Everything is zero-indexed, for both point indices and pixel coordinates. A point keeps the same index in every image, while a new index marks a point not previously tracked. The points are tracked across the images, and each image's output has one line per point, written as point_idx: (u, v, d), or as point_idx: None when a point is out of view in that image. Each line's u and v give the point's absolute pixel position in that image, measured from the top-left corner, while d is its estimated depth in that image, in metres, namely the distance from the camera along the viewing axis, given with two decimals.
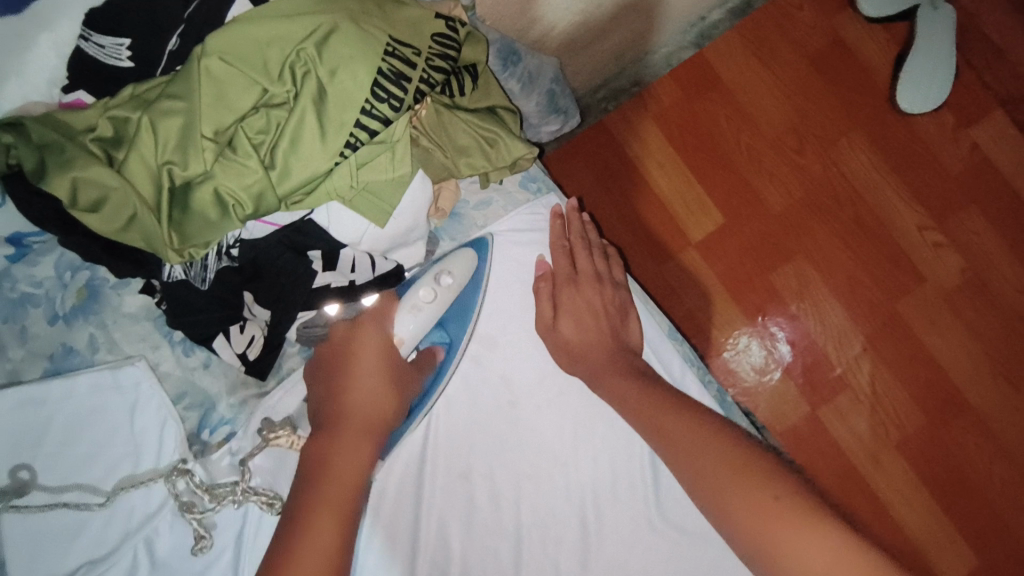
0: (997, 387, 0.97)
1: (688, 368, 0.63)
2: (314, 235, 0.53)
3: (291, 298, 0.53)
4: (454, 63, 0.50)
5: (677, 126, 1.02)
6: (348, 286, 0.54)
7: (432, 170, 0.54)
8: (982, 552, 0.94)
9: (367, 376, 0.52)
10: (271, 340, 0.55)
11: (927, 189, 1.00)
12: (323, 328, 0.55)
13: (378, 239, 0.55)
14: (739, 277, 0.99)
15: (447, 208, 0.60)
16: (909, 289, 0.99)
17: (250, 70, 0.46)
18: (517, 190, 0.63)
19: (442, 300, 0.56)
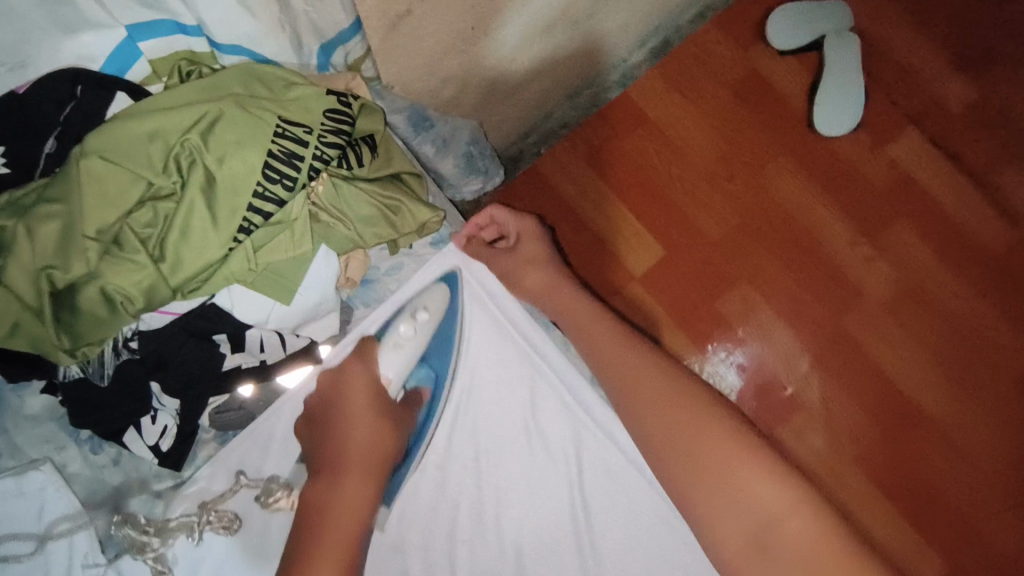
0: (949, 393, 0.98)
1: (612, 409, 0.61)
2: (218, 318, 0.54)
3: (202, 383, 0.54)
4: (348, 136, 0.53)
5: (609, 165, 1.06)
6: (261, 366, 0.56)
7: (337, 243, 0.55)
8: (951, 559, 0.94)
9: (352, 429, 0.54)
10: (185, 429, 0.55)
11: (854, 205, 1.04)
12: (239, 411, 0.57)
13: (287, 317, 0.56)
14: (683, 305, 1.01)
15: (357, 277, 0.59)
16: (849, 304, 1.00)
17: (131, 165, 0.48)
18: (428, 251, 0.62)
19: (422, 333, 0.57)
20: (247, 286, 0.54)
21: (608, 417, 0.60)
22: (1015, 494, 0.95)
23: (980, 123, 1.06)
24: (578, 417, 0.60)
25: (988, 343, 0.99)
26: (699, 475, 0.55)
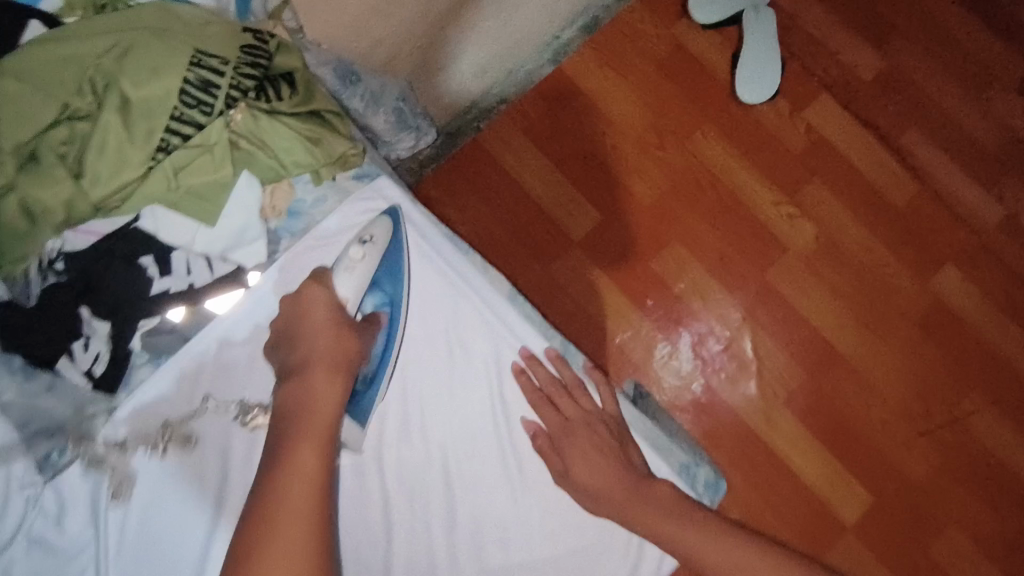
0: (864, 338, 1.07)
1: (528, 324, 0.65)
2: (144, 242, 0.56)
3: (130, 306, 0.56)
4: (265, 70, 0.56)
5: (546, 137, 1.10)
6: (188, 290, 0.57)
7: (260, 171, 0.59)
8: (872, 489, 1.02)
9: (312, 340, 0.54)
10: (117, 353, 0.57)
11: (776, 168, 1.11)
12: (170, 334, 0.58)
13: (212, 242, 0.59)
14: (621, 267, 1.06)
15: (283, 206, 0.61)
16: (773, 259, 1.08)
17: (47, 86, 0.52)
18: (351, 184, 0.63)
19: (372, 257, 0.58)
20: (170, 207, 0.57)
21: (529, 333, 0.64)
22: (924, 426, 1.04)
23: (885, 91, 1.15)
24: (500, 339, 0.64)
25: (896, 290, 1.08)
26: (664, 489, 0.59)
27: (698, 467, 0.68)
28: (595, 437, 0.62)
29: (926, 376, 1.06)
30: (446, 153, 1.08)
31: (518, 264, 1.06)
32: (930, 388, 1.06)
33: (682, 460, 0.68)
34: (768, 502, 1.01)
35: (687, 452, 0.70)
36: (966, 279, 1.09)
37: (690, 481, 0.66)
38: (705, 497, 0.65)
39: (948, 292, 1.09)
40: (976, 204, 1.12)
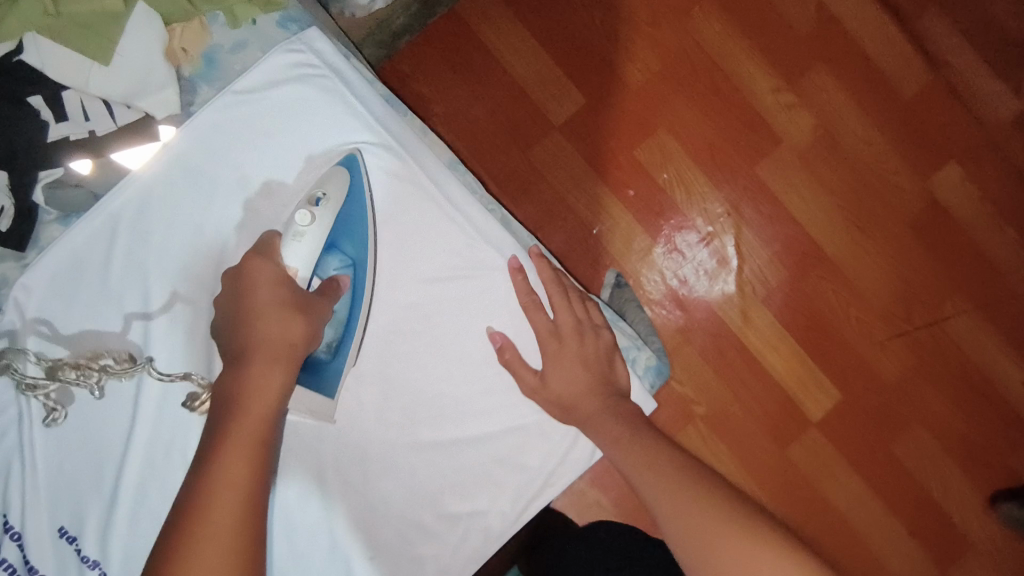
0: (852, 237, 1.03)
1: (469, 194, 0.71)
2: (36, 84, 0.60)
3: (29, 153, 0.61)
4: None
5: (530, 10, 1.01)
6: (89, 137, 0.62)
7: (158, 7, 0.63)
8: (841, 387, 1.03)
9: (258, 314, 0.56)
10: (20, 205, 0.63)
11: (777, 50, 1.02)
12: (73, 185, 0.64)
13: (110, 82, 0.62)
14: (603, 156, 1.01)
15: (197, 52, 0.65)
16: (764, 151, 1.02)
17: None
18: (275, 30, 0.67)
19: (324, 216, 0.63)
20: (59, 42, 0.60)
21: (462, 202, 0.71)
22: (903, 327, 1.03)
23: None
24: (449, 218, 0.70)
25: (891, 188, 1.04)
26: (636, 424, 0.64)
27: (641, 350, 0.76)
28: (581, 347, 0.70)
29: (912, 278, 1.03)
30: (420, 25, 0.99)
31: (496, 150, 1.00)
32: (915, 290, 1.03)
33: (624, 344, 0.75)
34: (736, 396, 1.02)
35: (630, 335, 0.76)
36: (968, 178, 1.04)
37: (632, 366, 0.74)
38: (644, 380, 0.75)
39: (947, 191, 1.04)
40: (990, 95, 1.04)
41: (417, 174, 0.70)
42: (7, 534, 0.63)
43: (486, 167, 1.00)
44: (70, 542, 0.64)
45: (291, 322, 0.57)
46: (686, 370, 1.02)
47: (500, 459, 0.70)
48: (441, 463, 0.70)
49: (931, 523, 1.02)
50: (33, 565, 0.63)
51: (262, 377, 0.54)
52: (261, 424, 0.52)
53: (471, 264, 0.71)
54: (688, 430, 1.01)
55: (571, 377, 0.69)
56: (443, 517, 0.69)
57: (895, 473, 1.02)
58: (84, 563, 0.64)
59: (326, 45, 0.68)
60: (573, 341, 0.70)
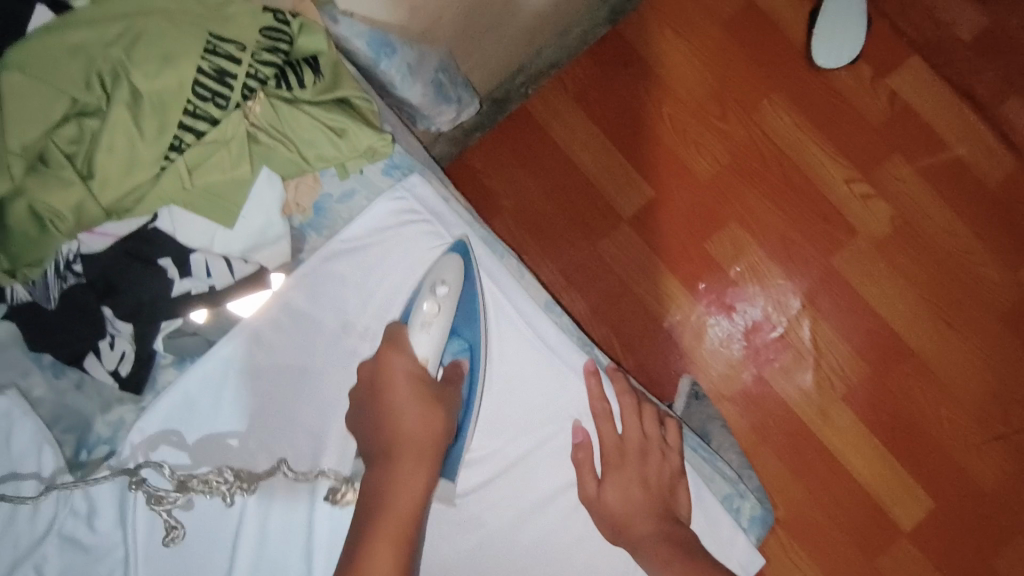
0: (937, 330, 0.98)
1: (564, 334, 0.64)
2: (163, 243, 0.58)
3: (153, 309, 0.58)
4: (286, 55, 0.57)
5: (598, 106, 1.03)
6: (210, 292, 0.58)
7: (280, 166, 0.60)
8: (935, 495, 0.95)
9: (402, 417, 0.55)
10: (141, 353, 0.59)
11: (849, 141, 1.01)
12: (192, 335, 0.61)
13: (231, 242, 0.60)
14: (673, 249, 1.00)
15: (308, 203, 0.63)
16: (842, 243, 1.00)
17: (56, 83, 0.53)
18: (380, 179, 0.63)
19: (447, 306, 0.59)
20: (186, 207, 0.58)
21: (558, 341, 0.64)
22: (1000, 430, 0.96)
23: (986, 54, 1.02)
24: (556, 372, 0.64)
25: (978, 280, 0.99)
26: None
27: (745, 498, 0.66)
28: (643, 467, 0.62)
29: (1007, 378, 0.97)
30: (491, 122, 1.03)
31: (565, 242, 1.01)
32: (1010, 390, 0.97)
33: (726, 492, 0.65)
34: (818, 501, 0.96)
35: (730, 480, 0.66)
36: None
37: (738, 518, 0.65)
38: (752, 533, 0.65)
39: None
40: None
41: (524, 335, 0.64)
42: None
43: (555, 260, 1.01)
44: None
45: (431, 420, 0.56)
46: (763, 471, 0.97)
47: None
48: None
49: None
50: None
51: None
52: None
53: (559, 406, 0.63)
54: (767, 537, 0.95)
55: (649, 507, 0.61)
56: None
57: None
58: None
59: (434, 190, 0.64)
60: (634, 459, 0.63)
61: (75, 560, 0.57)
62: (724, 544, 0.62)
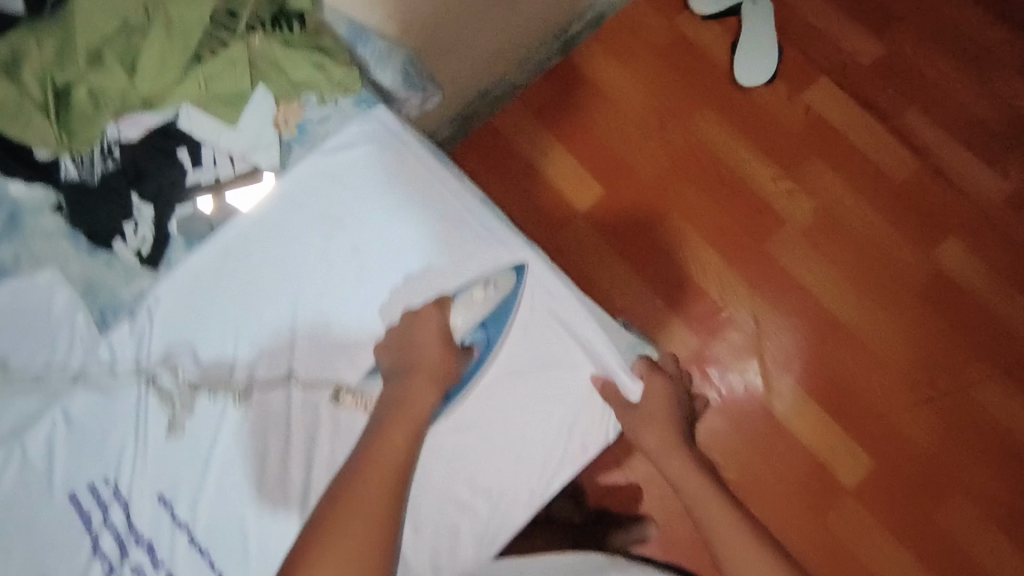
0: (863, 305, 1.09)
1: (508, 227, 0.71)
2: (180, 137, 0.71)
3: (170, 194, 0.70)
4: (279, 8, 0.71)
5: (556, 122, 1.19)
6: (215, 183, 0.71)
7: (275, 88, 0.71)
8: (874, 454, 1.03)
9: (423, 350, 0.65)
10: (159, 234, 0.70)
11: (773, 145, 1.16)
12: (199, 220, 0.71)
13: (234, 142, 0.71)
14: (623, 237, 1.14)
15: (295, 122, 0.72)
16: (772, 231, 1.13)
17: (114, 6, 0.65)
18: (351, 107, 0.73)
19: (490, 301, 0.68)
20: (203, 111, 0.70)
21: (506, 238, 0.70)
22: (929, 394, 1.05)
23: (886, 74, 1.19)
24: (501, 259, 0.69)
25: (893, 260, 1.11)
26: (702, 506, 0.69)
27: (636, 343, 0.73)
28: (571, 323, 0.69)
29: (930, 347, 1.07)
30: (461, 135, 1.19)
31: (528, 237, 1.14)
32: (933, 356, 1.06)
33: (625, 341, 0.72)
34: (765, 461, 1.04)
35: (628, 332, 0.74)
36: (971, 252, 1.10)
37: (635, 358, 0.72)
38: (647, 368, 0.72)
39: (952, 264, 1.10)
40: (978, 178, 1.13)
41: (478, 236, 0.70)
42: (114, 500, 0.65)
43: None
44: (165, 505, 0.65)
45: (443, 341, 0.66)
46: (714, 433, 1.05)
47: (543, 452, 0.68)
48: (501, 476, 0.68)
49: None
50: (134, 526, 0.64)
51: (385, 454, 0.60)
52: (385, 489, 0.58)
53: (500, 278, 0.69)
54: None
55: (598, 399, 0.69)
56: (477, 491, 0.67)
57: (941, 545, 0.99)
58: (175, 521, 0.65)
59: (392, 116, 0.73)
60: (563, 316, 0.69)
61: (94, 402, 0.67)
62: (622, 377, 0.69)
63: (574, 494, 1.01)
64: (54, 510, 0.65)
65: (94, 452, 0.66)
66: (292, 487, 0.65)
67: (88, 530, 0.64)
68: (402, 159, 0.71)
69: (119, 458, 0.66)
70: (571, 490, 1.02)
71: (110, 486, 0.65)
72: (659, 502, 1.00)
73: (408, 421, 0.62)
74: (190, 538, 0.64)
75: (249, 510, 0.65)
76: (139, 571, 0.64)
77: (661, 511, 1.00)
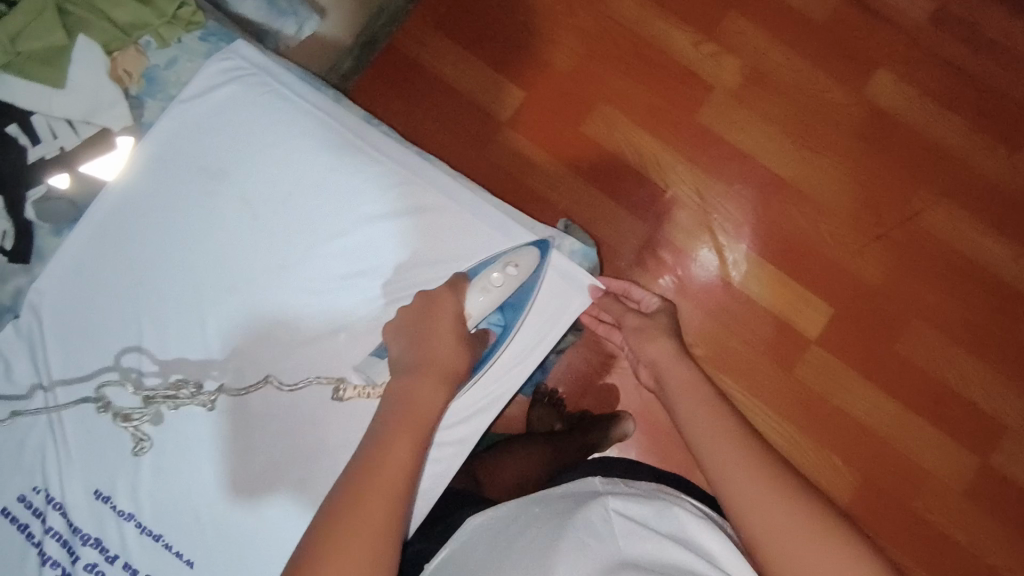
0: (801, 156, 1.07)
1: (389, 138, 0.74)
2: (3, 112, 0.65)
3: (13, 175, 0.66)
4: None
5: (460, 29, 1.12)
6: (63, 154, 0.68)
7: (98, 36, 0.68)
8: (833, 300, 1.04)
9: (433, 341, 0.62)
10: (17, 221, 0.67)
11: (689, 10, 1.11)
12: (59, 199, 0.69)
13: (69, 105, 0.67)
14: (555, 137, 1.09)
15: (137, 72, 0.71)
16: (701, 100, 1.09)
17: None
18: (197, 44, 0.73)
19: (511, 283, 0.66)
20: (19, 75, 0.65)
21: (389, 149, 0.73)
22: (876, 230, 1.05)
23: None
24: (390, 170, 0.72)
25: (826, 105, 1.08)
26: (714, 437, 0.60)
27: (564, 238, 0.75)
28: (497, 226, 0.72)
29: (873, 185, 1.06)
30: (365, 64, 1.11)
31: (457, 159, 1.09)
32: (877, 193, 1.06)
33: (546, 235, 0.74)
34: (732, 332, 1.05)
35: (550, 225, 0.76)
36: (901, 80, 1.08)
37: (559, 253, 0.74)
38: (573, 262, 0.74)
39: (883, 96, 1.08)
40: (899, 1, 1.09)
41: (363, 152, 0.72)
42: (49, 506, 0.65)
43: None
44: (105, 502, 0.66)
45: (449, 331, 0.63)
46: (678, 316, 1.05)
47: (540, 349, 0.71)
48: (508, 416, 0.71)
49: (958, 414, 1.01)
50: (76, 527, 0.65)
51: (395, 453, 0.55)
52: (388, 502, 0.53)
53: (388, 189, 0.71)
54: None
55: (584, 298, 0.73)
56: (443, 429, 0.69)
57: (907, 370, 1.03)
58: (119, 516, 0.66)
59: (247, 47, 0.73)
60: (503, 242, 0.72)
61: None
62: (568, 274, 0.73)
63: (552, 403, 1.01)
64: None
65: (17, 462, 0.66)
66: (235, 457, 0.67)
67: (33, 541, 0.65)
68: (269, 92, 0.73)
69: (43, 463, 0.66)
70: (549, 398, 1.02)
71: (42, 492, 0.66)
72: (635, 392, 1.02)
73: (417, 426, 0.58)
74: (137, 525, 0.66)
75: (198, 488, 0.66)
76: (93, 567, 0.65)
77: (639, 400, 1.02)
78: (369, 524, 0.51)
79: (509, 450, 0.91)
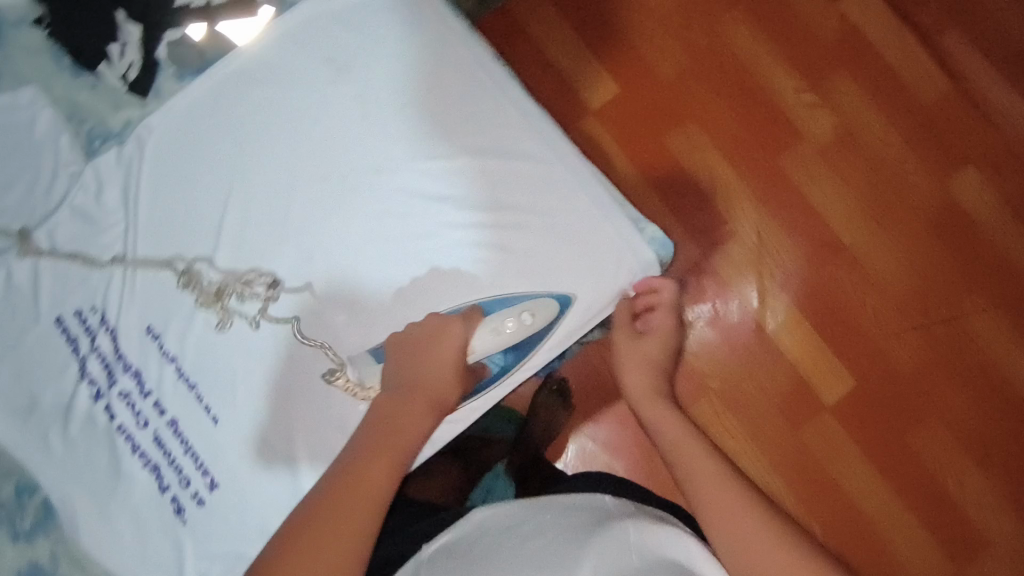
0: (868, 228, 1.07)
1: (512, 78, 0.77)
2: None
3: (156, 16, 0.76)
4: None
5: (577, 11, 1.12)
6: (205, 9, 0.77)
7: None
8: (857, 374, 1.04)
9: (432, 365, 0.66)
10: (146, 59, 0.77)
11: (802, 57, 1.10)
12: (187, 47, 0.77)
13: None
14: (637, 140, 1.10)
15: None
16: (788, 145, 1.09)
17: None
18: None
19: (519, 331, 0.70)
20: None
21: (508, 90, 0.76)
22: (920, 320, 1.05)
23: None
24: (499, 110, 0.76)
25: (907, 187, 1.08)
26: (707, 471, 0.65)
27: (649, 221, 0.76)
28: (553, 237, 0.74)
29: (930, 276, 1.06)
30: (479, 16, 1.12)
31: None
32: (931, 286, 1.06)
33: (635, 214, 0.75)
34: (750, 376, 1.05)
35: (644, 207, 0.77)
36: (987, 183, 1.07)
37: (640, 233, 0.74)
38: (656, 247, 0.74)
39: (965, 194, 1.07)
40: (1010, 107, 1.08)
41: (482, 88, 0.76)
42: (101, 328, 0.76)
43: None
44: (153, 339, 0.76)
45: (450, 357, 0.67)
46: (701, 346, 1.06)
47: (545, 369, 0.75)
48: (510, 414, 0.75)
49: (948, 520, 1.01)
50: (120, 354, 0.76)
51: (374, 468, 0.60)
52: (365, 510, 0.58)
53: (492, 130, 0.75)
54: (703, 403, 1.05)
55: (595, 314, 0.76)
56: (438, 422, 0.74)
57: (909, 464, 1.03)
58: (163, 356, 0.76)
59: None
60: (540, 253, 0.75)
61: (80, 230, 0.77)
62: (645, 259, 0.74)
63: (560, 391, 1.01)
64: (41, 331, 0.76)
65: (85, 280, 0.77)
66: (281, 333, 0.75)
67: (77, 355, 0.76)
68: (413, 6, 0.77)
69: (105, 288, 0.77)
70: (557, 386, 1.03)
71: (97, 313, 0.77)
72: None
73: (395, 448, 0.62)
74: (176, 370, 0.76)
75: (233, 353, 0.76)
76: (126, 396, 0.76)
77: None
78: (347, 520, 0.56)
79: (425, 472, 0.91)
